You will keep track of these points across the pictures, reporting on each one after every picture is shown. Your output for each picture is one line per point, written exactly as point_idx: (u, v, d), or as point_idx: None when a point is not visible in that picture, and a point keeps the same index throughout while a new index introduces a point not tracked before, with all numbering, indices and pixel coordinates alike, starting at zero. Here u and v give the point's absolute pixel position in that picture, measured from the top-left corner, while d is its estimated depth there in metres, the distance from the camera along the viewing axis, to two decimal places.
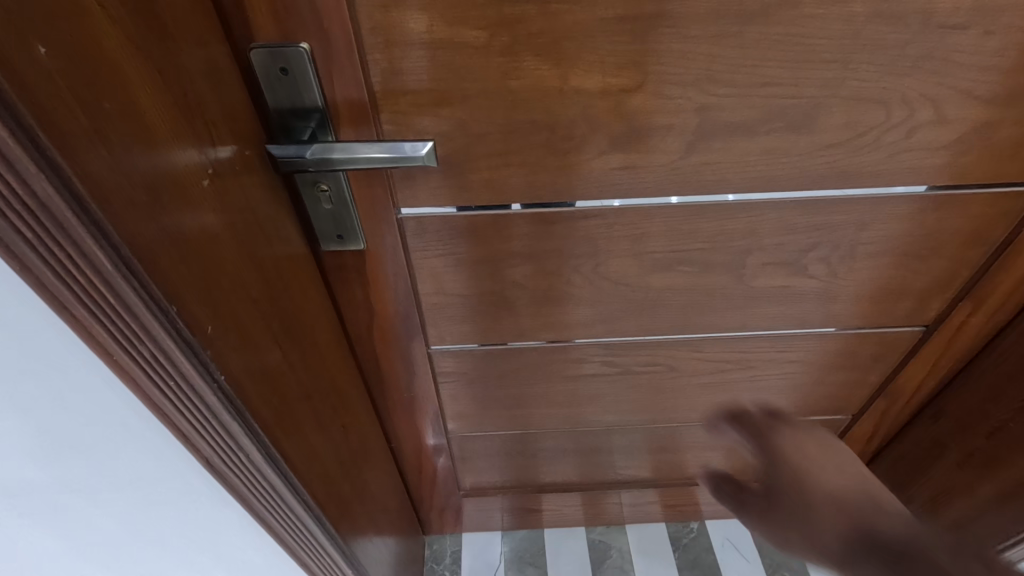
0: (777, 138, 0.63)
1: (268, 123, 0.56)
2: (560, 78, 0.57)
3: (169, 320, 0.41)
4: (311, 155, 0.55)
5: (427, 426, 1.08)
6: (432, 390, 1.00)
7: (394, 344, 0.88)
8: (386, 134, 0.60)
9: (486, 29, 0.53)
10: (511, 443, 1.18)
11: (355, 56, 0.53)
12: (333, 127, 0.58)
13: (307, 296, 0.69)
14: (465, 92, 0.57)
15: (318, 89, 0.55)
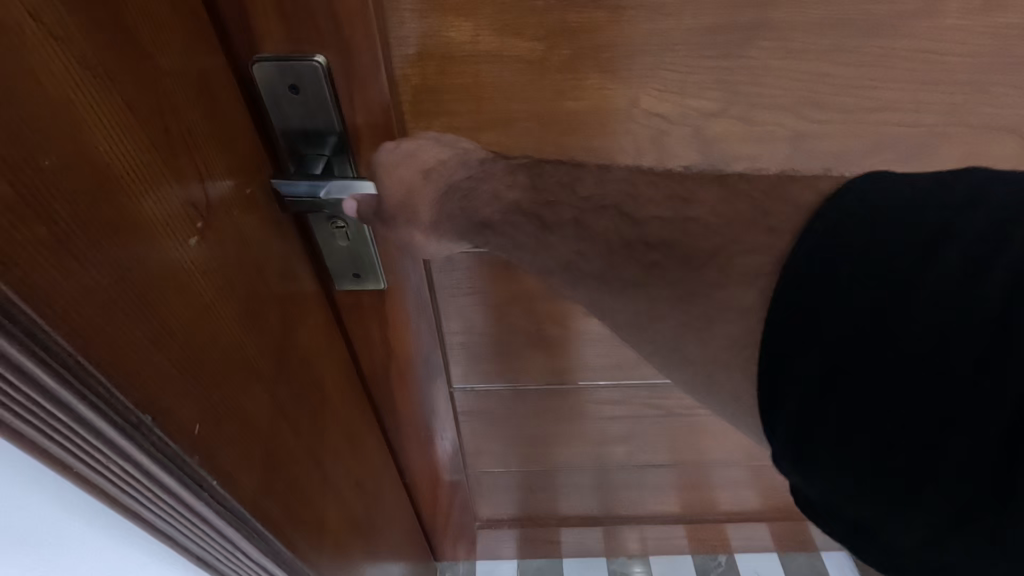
0: (882, 172, 0.52)
1: (273, 151, 0.45)
2: (628, 100, 0.47)
3: (137, 433, 0.31)
4: (325, 194, 0.45)
5: (445, 464, 1.00)
6: (450, 423, 0.92)
7: (416, 389, 0.77)
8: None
9: (543, 39, 0.43)
10: (534, 479, 1.10)
11: (383, 71, 0.43)
12: (352, 155, 0.47)
13: (320, 347, 0.58)
14: (512, 115, 0.47)
15: (335, 110, 0.44)
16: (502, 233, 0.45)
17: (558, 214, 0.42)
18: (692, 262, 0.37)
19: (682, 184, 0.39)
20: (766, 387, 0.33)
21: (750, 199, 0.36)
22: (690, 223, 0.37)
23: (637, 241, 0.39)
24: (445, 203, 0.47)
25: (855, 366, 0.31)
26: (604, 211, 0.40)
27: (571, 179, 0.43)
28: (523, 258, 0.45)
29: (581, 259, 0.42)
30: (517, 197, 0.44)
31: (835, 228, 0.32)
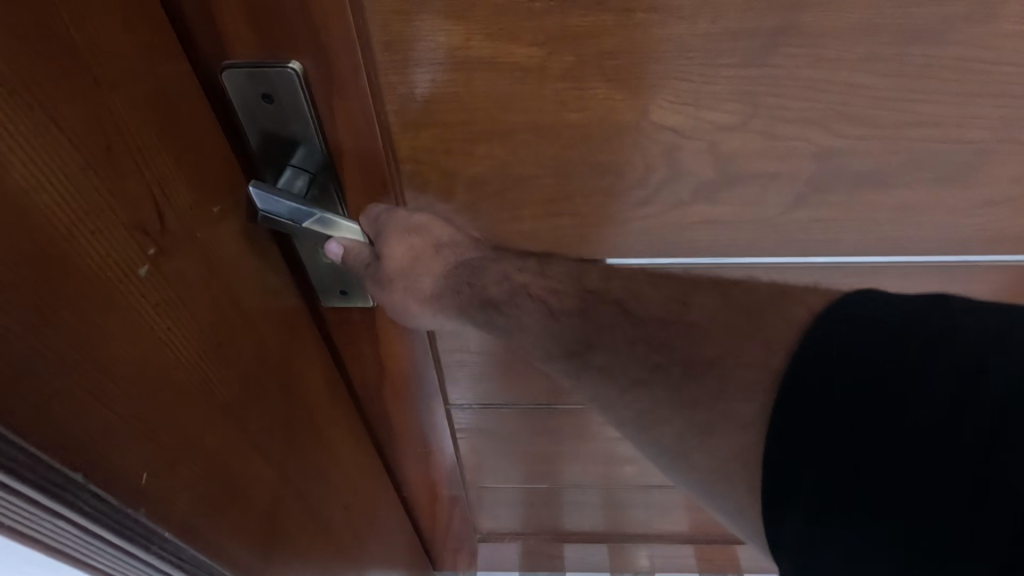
0: (919, 192, 0.47)
1: (249, 158, 0.42)
2: (637, 111, 0.42)
3: (76, 496, 0.28)
4: (307, 225, 0.41)
5: (443, 481, 0.96)
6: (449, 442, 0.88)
7: (412, 408, 0.74)
8: (405, 176, 0.46)
9: (542, 44, 0.38)
10: (537, 496, 1.06)
11: (366, 79, 0.39)
12: (333, 166, 0.44)
13: (315, 366, 0.54)
14: (508, 127, 0.43)
15: (314, 120, 0.41)
16: (508, 315, 0.44)
17: (564, 303, 0.42)
18: (693, 366, 0.36)
19: (684, 291, 0.39)
20: (776, 480, 0.31)
21: (754, 307, 0.36)
22: (691, 329, 0.37)
23: (639, 337, 0.39)
24: (451, 281, 0.47)
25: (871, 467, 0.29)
26: (608, 304, 0.41)
27: (578, 271, 0.43)
28: (528, 341, 0.44)
29: (585, 346, 0.41)
30: (525, 280, 0.44)
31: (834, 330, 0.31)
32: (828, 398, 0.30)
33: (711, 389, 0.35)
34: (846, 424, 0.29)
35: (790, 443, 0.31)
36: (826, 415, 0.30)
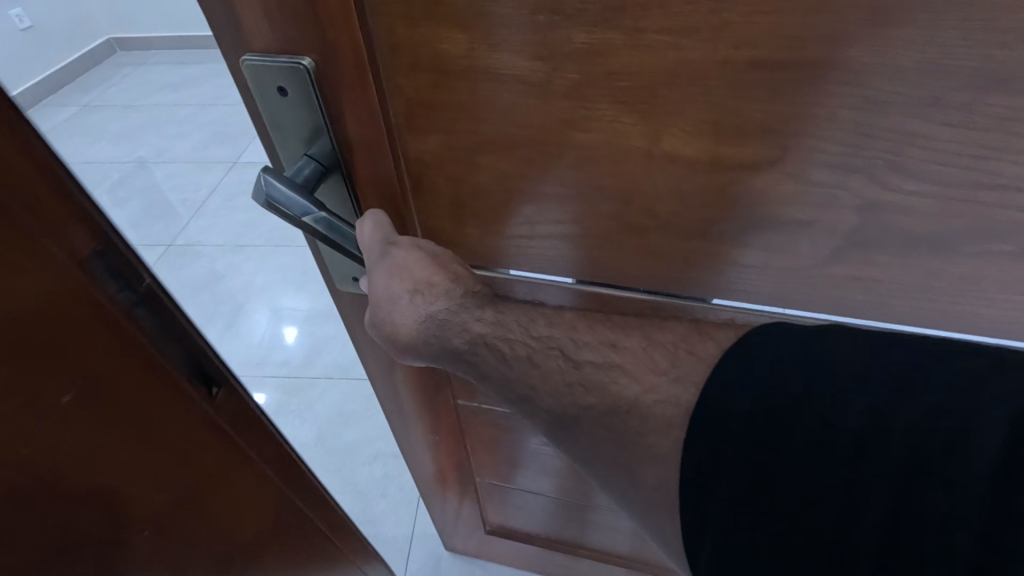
0: (988, 265, 0.40)
1: (270, 145, 0.45)
2: (646, 137, 0.39)
3: None
4: (308, 220, 0.43)
5: (452, 479, 0.93)
6: (452, 432, 0.81)
7: (424, 400, 0.74)
8: (415, 177, 0.46)
9: (546, 59, 0.37)
10: (558, 510, 0.95)
11: (371, 83, 0.40)
12: (342, 161, 0.45)
13: (248, 484, 0.48)
14: (513, 140, 0.42)
15: (323, 114, 0.42)
16: (470, 361, 0.44)
17: (515, 349, 0.41)
18: (618, 408, 0.36)
19: (616, 333, 0.39)
20: (691, 498, 0.33)
21: (669, 346, 0.37)
22: (613, 368, 0.37)
23: (578, 385, 0.38)
24: (422, 328, 0.45)
25: (778, 509, 0.30)
26: (554, 356, 0.40)
27: (528, 319, 0.42)
28: (494, 390, 0.44)
29: (538, 399, 0.40)
30: (483, 331, 0.43)
31: (752, 362, 0.33)
32: (730, 430, 0.32)
33: (634, 430, 0.36)
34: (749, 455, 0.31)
35: (703, 466, 0.32)
36: (728, 447, 0.32)
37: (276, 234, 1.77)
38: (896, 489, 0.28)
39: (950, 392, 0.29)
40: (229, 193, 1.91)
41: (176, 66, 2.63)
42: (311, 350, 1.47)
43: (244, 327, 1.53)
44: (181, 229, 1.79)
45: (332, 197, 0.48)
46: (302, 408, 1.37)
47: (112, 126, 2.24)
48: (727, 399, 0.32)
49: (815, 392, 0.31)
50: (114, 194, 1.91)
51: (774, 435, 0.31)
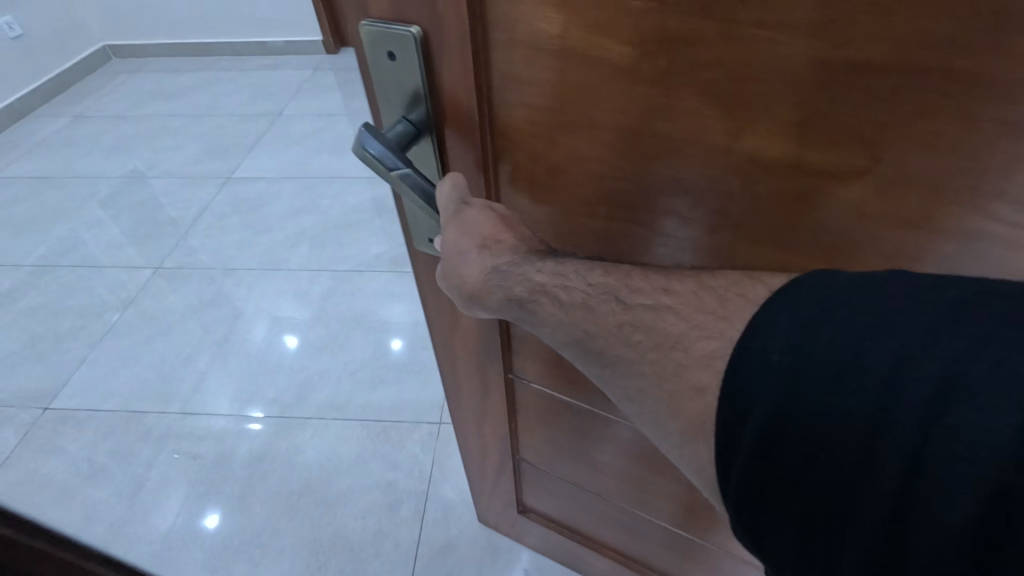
0: None
1: (376, 105, 0.50)
2: (727, 133, 0.39)
3: None
4: (396, 175, 0.47)
5: (492, 455, 0.96)
6: (503, 407, 0.83)
7: (479, 367, 0.77)
8: (497, 148, 0.49)
9: (636, 44, 0.37)
10: (602, 509, 0.94)
11: (472, 50, 0.42)
12: (434, 127, 0.49)
13: None
14: (593, 122, 0.43)
15: (423, 82, 0.45)
16: (529, 309, 0.45)
17: (571, 295, 0.43)
18: (664, 344, 0.38)
19: (668, 279, 0.41)
20: (725, 428, 0.34)
21: (719, 290, 0.38)
22: (662, 312, 0.39)
23: (628, 325, 0.40)
24: (492, 280, 0.47)
25: (804, 446, 0.31)
26: (606, 299, 0.42)
27: (585, 267, 0.44)
28: (549, 337, 0.46)
29: (589, 340, 0.42)
30: (543, 279, 0.45)
31: (795, 303, 0.33)
32: (765, 366, 0.33)
33: (678, 361, 0.37)
34: (779, 392, 0.32)
35: (734, 398, 0.34)
36: (759, 380, 0.33)
37: (263, 257, 1.75)
38: (922, 431, 0.28)
39: (994, 329, 0.29)
40: (222, 212, 1.92)
41: (170, 76, 2.73)
42: (302, 387, 1.42)
43: (236, 350, 1.50)
44: (170, 249, 1.79)
45: (423, 159, 0.52)
46: (290, 452, 1.30)
47: (108, 138, 2.30)
48: (759, 358, 0.33)
49: (854, 333, 0.31)
50: (114, 208, 1.95)
51: (798, 395, 0.31)
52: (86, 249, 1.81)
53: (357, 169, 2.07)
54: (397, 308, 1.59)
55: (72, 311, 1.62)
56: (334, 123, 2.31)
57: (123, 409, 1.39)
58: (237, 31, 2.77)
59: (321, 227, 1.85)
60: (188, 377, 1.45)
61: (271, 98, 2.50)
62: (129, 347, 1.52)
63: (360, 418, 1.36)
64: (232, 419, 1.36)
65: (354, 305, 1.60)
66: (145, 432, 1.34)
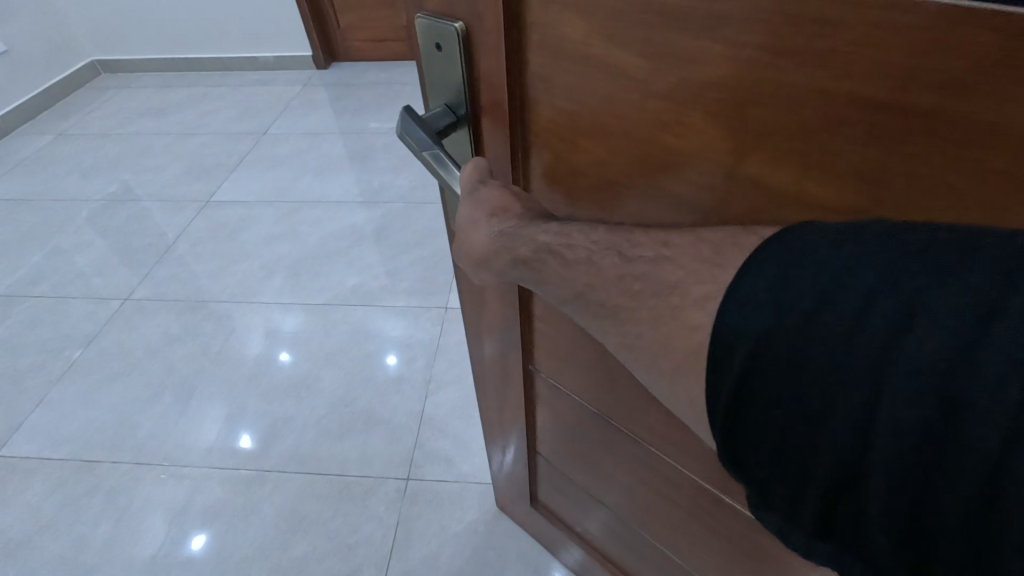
0: None
1: (429, 94, 0.54)
2: (731, 154, 0.39)
3: None
4: (426, 154, 0.49)
5: (512, 452, 0.94)
6: (522, 399, 0.78)
7: (501, 353, 0.73)
8: (528, 144, 0.51)
9: (650, 57, 0.39)
10: (618, 531, 0.85)
11: (507, 22, 0.43)
12: (471, 118, 0.52)
13: None
14: (607, 129, 0.44)
15: (463, 73, 0.49)
16: (533, 268, 0.46)
17: (575, 252, 0.44)
18: (664, 291, 0.40)
19: (669, 233, 0.42)
20: (716, 367, 0.37)
21: (716, 241, 0.39)
22: (662, 262, 0.41)
23: (629, 276, 0.41)
24: (498, 245, 0.47)
25: (775, 388, 0.35)
26: (609, 254, 0.43)
27: (588, 228, 0.45)
28: (550, 295, 0.47)
29: (590, 293, 0.44)
30: (547, 241, 0.45)
31: (793, 244, 0.35)
32: (755, 305, 0.35)
33: (671, 305, 0.40)
34: (759, 337, 0.35)
35: (725, 338, 0.37)
36: (744, 319, 0.36)
37: (237, 288, 1.86)
38: (878, 375, 0.31)
39: (975, 286, 0.30)
40: (195, 239, 2.06)
41: (160, 91, 3.00)
42: (265, 437, 1.47)
43: (225, 365, 1.64)
44: (145, 278, 1.92)
45: (460, 144, 0.55)
46: (245, 513, 1.34)
47: (125, 163, 2.47)
48: (732, 324, 0.36)
49: (835, 282, 0.33)
50: (96, 230, 2.13)
51: (766, 355, 0.35)
52: (73, 285, 1.92)
53: (348, 191, 2.23)
54: (373, 344, 1.68)
55: (46, 346, 1.73)
56: (320, 142, 2.50)
57: (74, 457, 1.45)
58: (274, 46, 3.01)
59: (298, 258, 1.96)
60: (144, 426, 1.51)
61: (256, 115, 2.73)
62: (91, 386, 1.61)
63: (325, 473, 1.40)
64: (203, 471, 1.41)
65: (330, 343, 1.69)
66: (95, 486, 1.40)
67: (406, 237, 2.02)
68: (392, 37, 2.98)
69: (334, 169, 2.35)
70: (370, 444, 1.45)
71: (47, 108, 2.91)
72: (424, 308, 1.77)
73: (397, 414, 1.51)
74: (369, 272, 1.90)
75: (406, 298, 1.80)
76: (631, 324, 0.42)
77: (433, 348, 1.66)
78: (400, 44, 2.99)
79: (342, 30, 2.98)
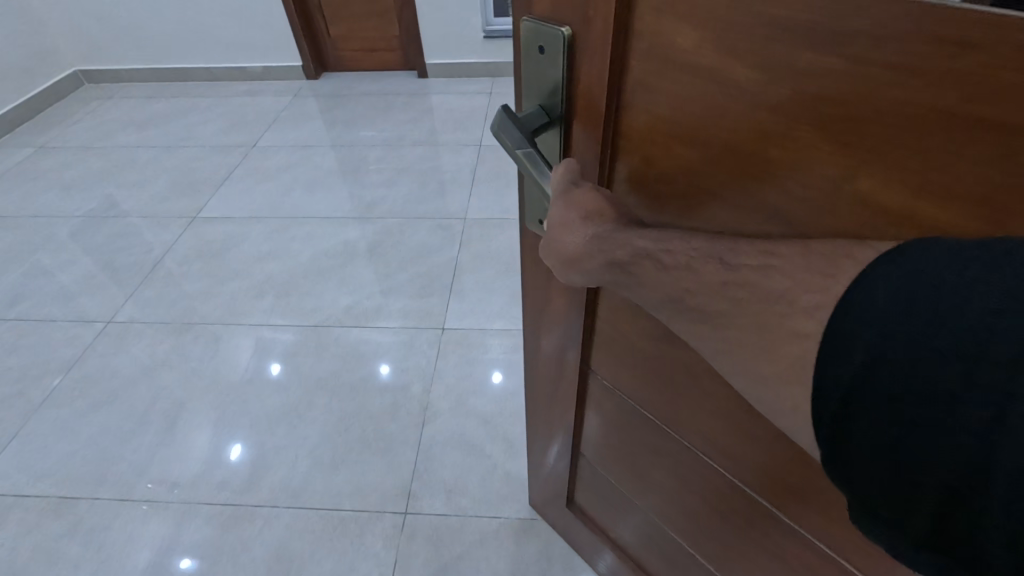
0: None
1: (522, 95, 0.55)
2: (841, 169, 0.40)
3: None
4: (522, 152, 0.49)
5: (554, 450, 0.95)
6: (574, 397, 0.79)
7: (560, 350, 0.75)
8: (618, 148, 0.52)
9: (765, 71, 0.40)
10: (655, 537, 0.86)
11: (616, 30, 0.44)
12: (565, 120, 0.53)
13: None
14: (706, 139, 0.45)
15: (564, 76, 0.50)
16: (630, 272, 0.47)
17: (676, 258, 0.44)
18: (771, 300, 0.39)
19: (773, 243, 0.41)
20: (821, 375, 0.37)
21: (828, 252, 0.38)
22: (766, 271, 0.40)
23: (732, 283, 0.41)
24: (593, 247, 0.48)
25: (883, 401, 0.34)
26: (711, 262, 0.43)
27: (690, 236, 0.45)
28: (644, 297, 0.48)
29: (690, 297, 0.44)
30: (645, 246, 0.45)
31: (902, 261, 0.34)
32: (866, 320, 0.34)
33: (776, 312, 0.39)
34: (869, 351, 0.34)
35: (835, 347, 0.36)
36: (855, 330, 0.35)
37: (224, 310, 1.78)
38: (998, 407, 0.30)
39: None
40: (183, 257, 1.97)
41: (147, 102, 2.93)
42: (254, 469, 1.39)
43: (211, 391, 1.56)
44: (131, 297, 1.84)
45: (549, 144, 0.56)
46: (235, 552, 1.26)
47: (114, 177, 2.39)
48: (842, 338, 0.35)
49: (953, 304, 0.31)
50: (81, 247, 2.04)
51: (883, 367, 0.34)
52: (50, 307, 1.82)
53: (340, 209, 2.13)
54: (364, 370, 1.60)
55: (21, 372, 1.62)
56: (310, 155, 2.42)
57: (52, 494, 1.36)
58: (266, 56, 2.94)
59: (287, 279, 1.87)
60: (126, 458, 1.42)
61: (247, 126, 2.66)
62: (70, 416, 1.51)
63: (317, 509, 1.33)
64: (184, 510, 1.32)
65: (322, 369, 1.60)
66: (73, 526, 1.30)
67: (400, 256, 1.93)
68: (383, 47, 2.90)
69: (326, 181, 2.27)
70: (365, 477, 1.38)
71: (29, 119, 2.82)
72: (420, 328, 1.70)
73: (390, 445, 1.44)
74: (363, 292, 1.82)
75: (399, 320, 1.73)
76: (732, 326, 0.42)
77: (428, 373, 1.59)
78: (392, 55, 2.92)
79: (332, 39, 2.92)
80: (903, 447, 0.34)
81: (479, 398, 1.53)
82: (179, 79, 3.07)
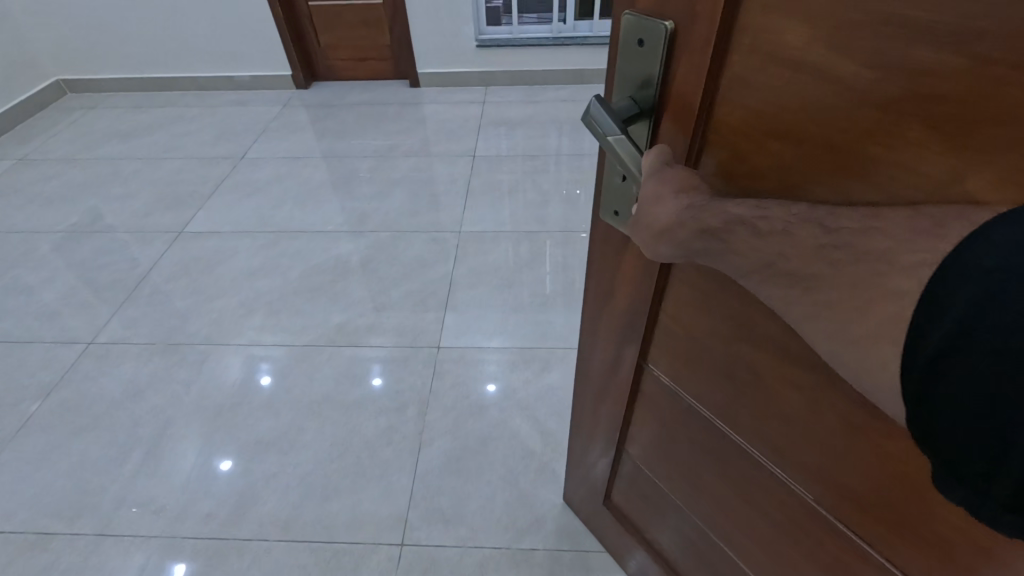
0: None
1: (615, 89, 0.57)
2: (948, 169, 0.38)
3: None
4: (614, 138, 0.50)
5: (599, 445, 0.95)
6: (626, 393, 0.79)
7: (619, 338, 0.74)
8: (706, 135, 0.52)
9: (876, 69, 0.39)
10: (695, 542, 0.85)
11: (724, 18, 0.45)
12: (658, 111, 0.54)
13: None
14: (803, 135, 0.45)
15: (661, 68, 0.51)
16: (725, 241, 0.45)
17: (772, 224, 0.42)
18: (877, 263, 0.36)
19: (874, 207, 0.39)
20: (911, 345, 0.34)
21: (937, 215, 0.35)
22: (869, 233, 0.37)
23: (830, 246, 0.39)
24: (685, 217, 0.47)
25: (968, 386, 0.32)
26: (809, 225, 0.40)
27: (782, 203, 0.43)
28: (734, 266, 0.46)
29: (784, 262, 0.42)
30: (741, 212, 0.44)
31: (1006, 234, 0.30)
32: (967, 297, 0.31)
33: (875, 273, 0.36)
34: (964, 329, 0.31)
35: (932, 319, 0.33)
36: (953, 302, 0.32)
37: (213, 327, 1.68)
38: None
39: None
40: (169, 271, 1.87)
41: (129, 112, 2.82)
42: (246, 497, 1.30)
43: (199, 415, 1.45)
44: (111, 313, 1.72)
45: (638, 136, 0.58)
46: None
47: (90, 187, 2.26)
48: (940, 296, 0.33)
49: None
50: (57, 261, 1.91)
51: (982, 331, 0.31)
52: (19, 326, 1.68)
53: (332, 222, 2.07)
54: (358, 391, 1.53)
55: None
56: (299, 166, 2.36)
57: (22, 531, 1.22)
58: (252, 65, 2.88)
59: (280, 297, 1.78)
60: (108, 488, 1.30)
61: (234, 136, 2.58)
62: (42, 446, 1.38)
63: (313, 542, 1.23)
64: (163, 547, 1.20)
65: (318, 392, 1.52)
66: (46, 566, 1.17)
67: (393, 271, 1.88)
68: (373, 56, 2.89)
69: (316, 195, 2.20)
70: (363, 505, 1.30)
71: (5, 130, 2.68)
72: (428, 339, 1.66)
73: (391, 467, 1.37)
74: (358, 309, 1.75)
75: (394, 338, 1.67)
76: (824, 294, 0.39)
77: (425, 394, 1.52)
78: (383, 64, 2.91)
79: (323, 48, 2.89)
80: (991, 416, 0.31)
81: (483, 416, 1.48)
82: (161, 88, 2.97)
